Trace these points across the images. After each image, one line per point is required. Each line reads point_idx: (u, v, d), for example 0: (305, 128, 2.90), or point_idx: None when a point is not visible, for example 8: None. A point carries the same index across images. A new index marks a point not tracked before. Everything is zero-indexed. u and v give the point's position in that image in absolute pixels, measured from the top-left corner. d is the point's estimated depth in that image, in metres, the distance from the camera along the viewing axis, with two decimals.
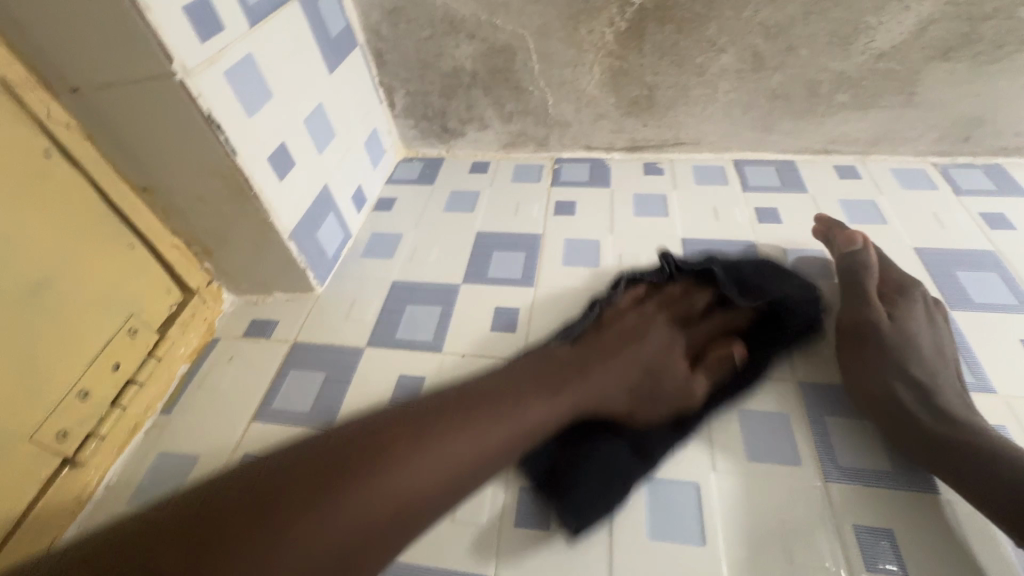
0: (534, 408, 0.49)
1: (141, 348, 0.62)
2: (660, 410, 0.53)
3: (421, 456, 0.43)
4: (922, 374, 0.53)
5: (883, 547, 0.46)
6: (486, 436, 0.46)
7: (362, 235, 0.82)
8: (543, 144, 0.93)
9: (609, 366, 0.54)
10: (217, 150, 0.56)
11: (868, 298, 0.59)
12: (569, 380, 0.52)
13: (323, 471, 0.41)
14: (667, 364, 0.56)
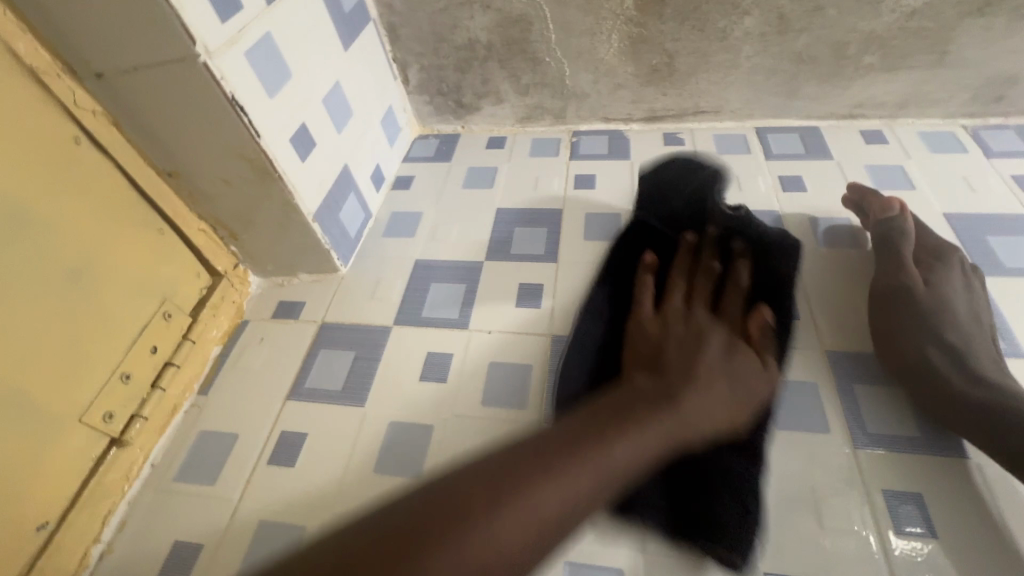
0: (625, 445, 0.38)
1: (176, 331, 0.63)
2: (748, 414, 0.46)
3: (507, 514, 0.32)
4: (958, 340, 0.52)
5: (911, 510, 0.47)
6: (580, 468, 0.36)
7: (382, 214, 0.82)
8: (560, 117, 0.92)
9: (701, 389, 0.45)
10: (241, 133, 0.56)
11: (903, 264, 0.58)
12: (649, 403, 0.43)
13: (409, 526, 0.30)
14: (744, 370, 0.48)
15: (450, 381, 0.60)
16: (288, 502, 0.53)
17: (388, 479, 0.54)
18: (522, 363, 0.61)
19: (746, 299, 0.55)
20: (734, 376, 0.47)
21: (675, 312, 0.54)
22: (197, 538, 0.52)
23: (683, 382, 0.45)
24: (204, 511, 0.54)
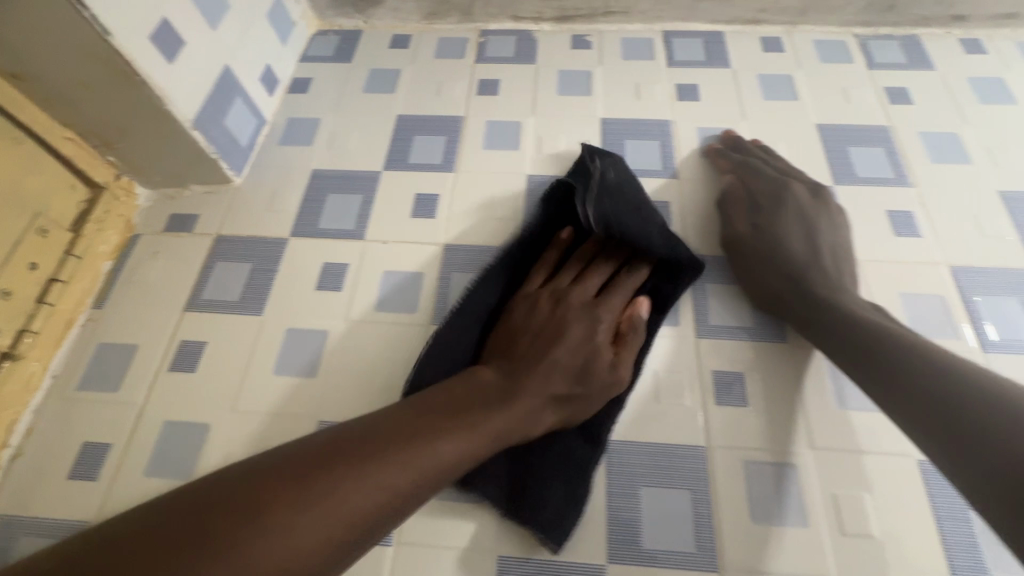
0: (447, 446, 0.42)
1: (57, 246, 0.61)
2: (591, 403, 0.51)
3: (312, 512, 0.36)
4: (796, 267, 0.57)
5: (734, 386, 0.56)
6: (377, 476, 0.39)
7: (277, 120, 0.79)
8: (468, 14, 0.87)
9: (537, 373, 0.49)
10: (86, 30, 0.52)
11: (733, 220, 0.63)
12: (493, 409, 0.46)
13: (225, 521, 0.35)
14: (592, 357, 0.52)
15: (345, 290, 0.63)
16: (190, 404, 0.57)
17: (286, 380, 0.58)
18: (413, 272, 0.64)
19: (610, 276, 0.58)
20: (590, 374, 0.51)
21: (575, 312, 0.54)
22: (105, 438, 0.56)
23: (528, 396, 0.48)
24: (109, 414, 0.57)
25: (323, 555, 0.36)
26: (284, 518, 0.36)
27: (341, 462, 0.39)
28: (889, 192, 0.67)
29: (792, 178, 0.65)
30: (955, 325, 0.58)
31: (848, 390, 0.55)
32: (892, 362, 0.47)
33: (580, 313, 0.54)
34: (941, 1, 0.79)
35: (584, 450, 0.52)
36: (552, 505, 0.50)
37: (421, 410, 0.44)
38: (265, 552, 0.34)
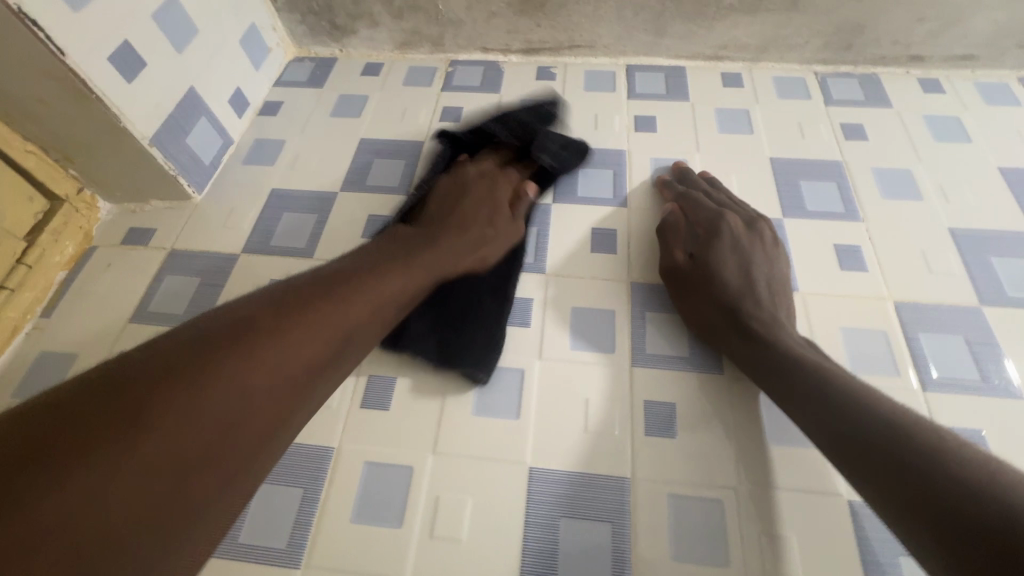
0: (394, 280, 0.50)
1: (9, 255, 0.63)
2: (502, 245, 0.63)
3: (264, 352, 0.39)
4: (728, 300, 0.56)
5: (665, 417, 0.55)
6: (328, 314, 0.44)
7: (245, 140, 0.81)
8: (438, 45, 0.90)
9: (461, 233, 0.60)
10: (41, 51, 0.54)
11: (672, 249, 0.62)
12: (420, 253, 0.55)
13: (96, 425, 0.32)
14: (478, 254, 0.60)
15: None
16: None
17: None
18: None
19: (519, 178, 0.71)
20: (488, 235, 0.62)
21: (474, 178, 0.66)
22: None
23: (442, 241, 0.57)
24: None
25: (205, 450, 0.35)
26: (208, 391, 0.35)
27: (289, 301, 0.43)
28: (837, 226, 0.67)
29: (727, 210, 0.64)
30: (897, 362, 0.57)
31: (781, 425, 0.54)
32: (826, 406, 0.46)
33: (480, 178, 0.67)
34: (898, 42, 0.80)
35: (492, 303, 0.60)
36: (474, 348, 0.57)
37: (363, 264, 0.50)
38: (224, 397, 0.36)
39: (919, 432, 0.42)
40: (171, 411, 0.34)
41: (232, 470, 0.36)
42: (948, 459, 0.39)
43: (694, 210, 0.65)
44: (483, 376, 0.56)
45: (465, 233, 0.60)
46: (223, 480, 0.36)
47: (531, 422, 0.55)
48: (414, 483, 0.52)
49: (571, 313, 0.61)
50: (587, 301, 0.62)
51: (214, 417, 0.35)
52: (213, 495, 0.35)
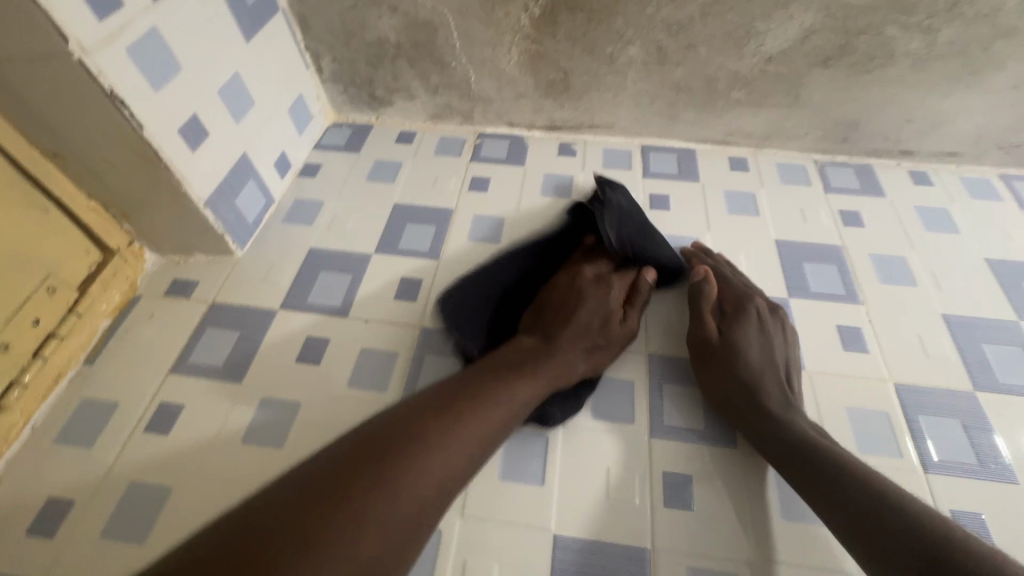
0: (519, 391, 0.54)
1: (62, 304, 0.66)
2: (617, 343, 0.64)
3: (428, 464, 0.45)
4: (748, 377, 0.60)
5: (683, 489, 0.57)
6: (468, 428, 0.49)
7: (285, 200, 0.86)
8: (468, 119, 0.97)
9: (574, 309, 0.64)
10: (122, 123, 0.59)
11: (700, 319, 0.66)
12: (545, 360, 0.58)
13: (328, 496, 0.41)
14: (608, 322, 0.64)
15: (323, 364, 0.67)
16: (159, 467, 0.59)
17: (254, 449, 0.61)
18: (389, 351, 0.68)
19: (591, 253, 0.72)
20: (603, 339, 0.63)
21: (590, 284, 0.67)
22: (71, 494, 0.58)
23: (563, 348, 0.60)
24: (79, 471, 0.59)
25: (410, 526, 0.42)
26: (382, 495, 0.42)
27: (461, 403, 0.50)
28: (839, 308, 0.72)
29: (755, 290, 0.68)
30: (899, 442, 0.60)
31: (794, 501, 0.56)
32: (845, 490, 0.49)
33: (595, 285, 0.67)
34: (889, 138, 0.88)
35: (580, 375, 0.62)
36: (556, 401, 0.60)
37: (501, 367, 0.56)
38: (417, 477, 0.44)
39: (931, 526, 0.44)
40: (381, 504, 0.41)
41: (420, 515, 0.43)
42: (967, 552, 0.41)
43: (723, 287, 0.69)
44: (558, 416, 0.60)
45: (572, 317, 0.63)
46: (396, 520, 0.41)
47: (555, 489, 0.57)
48: (442, 547, 0.54)
49: (593, 382, 0.65)
50: (608, 370, 0.66)
51: (402, 491, 0.42)
52: (368, 536, 0.39)
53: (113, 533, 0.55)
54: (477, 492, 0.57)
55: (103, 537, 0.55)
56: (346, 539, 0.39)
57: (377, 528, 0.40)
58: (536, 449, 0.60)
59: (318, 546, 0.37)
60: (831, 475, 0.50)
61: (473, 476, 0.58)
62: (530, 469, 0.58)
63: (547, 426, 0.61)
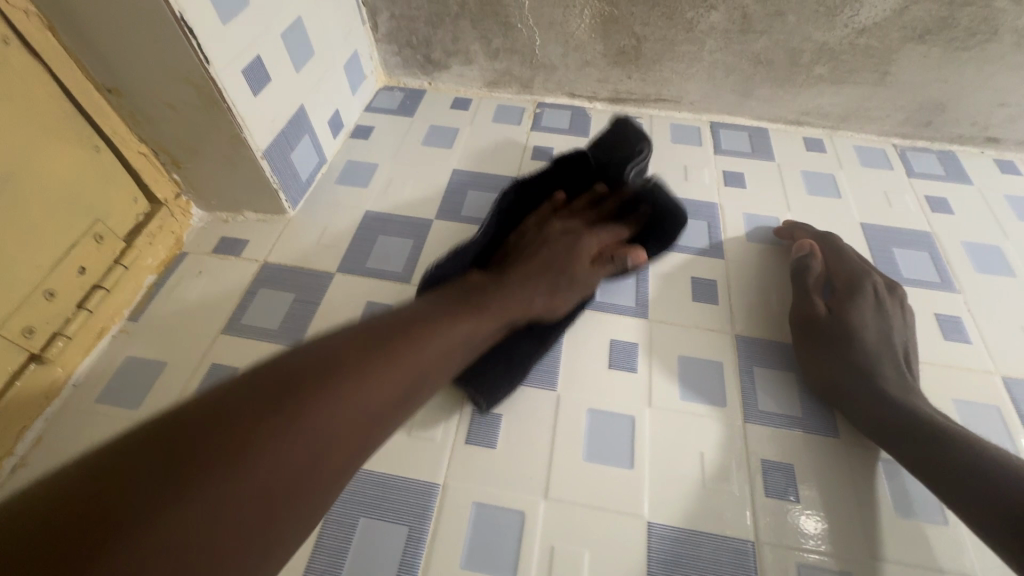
0: (465, 325, 0.44)
1: (108, 254, 0.61)
2: (576, 294, 0.59)
3: (345, 398, 0.32)
4: (863, 358, 0.56)
5: (784, 478, 0.53)
6: (402, 369, 0.37)
7: (337, 161, 0.81)
8: (527, 87, 0.92)
9: (538, 254, 0.58)
10: (190, 57, 0.54)
11: (809, 294, 0.62)
12: (489, 299, 0.49)
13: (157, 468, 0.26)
14: (574, 259, 0.59)
15: None
16: None
17: None
18: None
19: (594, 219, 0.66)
20: (568, 274, 0.58)
21: (556, 232, 0.62)
22: None
23: (521, 282, 0.54)
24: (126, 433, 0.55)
25: (282, 491, 0.28)
26: (247, 451, 0.28)
27: (391, 341, 0.37)
28: (935, 296, 0.68)
29: (869, 268, 0.65)
30: (1014, 438, 0.56)
31: (906, 496, 0.52)
32: (969, 473, 0.44)
33: (563, 233, 0.62)
34: (977, 123, 0.84)
35: (530, 348, 0.58)
36: (493, 377, 0.55)
37: (443, 305, 0.45)
38: (307, 437, 0.30)
39: None
40: (218, 483, 0.26)
41: (316, 468, 0.30)
42: None
43: (833, 264, 0.65)
44: (485, 405, 0.55)
45: (532, 267, 0.56)
46: (296, 466, 0.29)
47: (646, 473, 0.53)
48: (527, 530, 0.49)
49: (678, 362, 0.60)
50: (693, 350, 0.61)
51: (270, 459, 0.28)
52: (213, 518, 0.25)
53: None
54: (560, 473, 0.52)
55: None
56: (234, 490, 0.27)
57: (245, 501, 0.27)
58: (622, 430, 0.55)
59: (114, 555, 0.23)
60: (953, 457, 0.46)
61: (558, 457, 0.53)
62: (619, 451, 0.54)
63: (633, 407, 0.57)
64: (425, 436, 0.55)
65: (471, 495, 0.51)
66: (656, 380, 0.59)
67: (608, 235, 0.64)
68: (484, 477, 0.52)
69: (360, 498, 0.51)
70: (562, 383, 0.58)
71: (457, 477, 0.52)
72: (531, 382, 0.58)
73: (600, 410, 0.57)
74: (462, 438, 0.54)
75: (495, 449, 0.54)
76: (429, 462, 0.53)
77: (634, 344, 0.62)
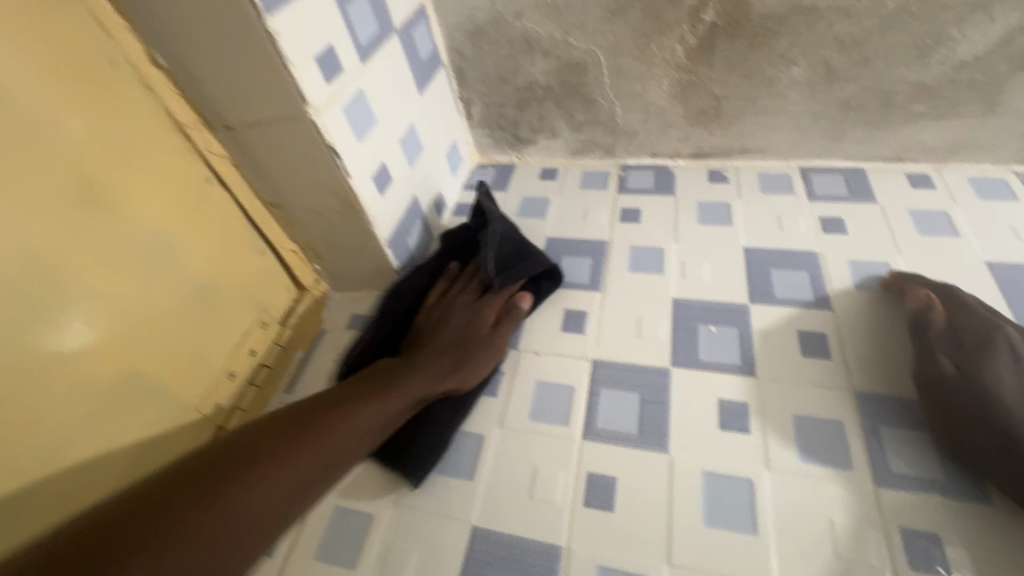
0: (371, 406, 0.56)
1: (270, 336, 0.73)
2: (478, 369, 0.65)
3: (277, 471, 0.46)
4: (1011, 420, 0.51)
5: (930, 548, 0.50)
6: (341, 431, 0.53)
7: (443, 238, 0.91)
8: (610, 152, 0.98)
9: (451, 325, 0.68)
10: (336, 173, 0.65)
11: (932, 352, 0.59)
12: (398, 381, 0.60)
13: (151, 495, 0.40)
14: (469, 334, 0.67)
15: (501, 396, 0.67)
16: (361, 494, 0.62)
17: (447, 480, 0.61)
18: (565, 384, 0.67)
19: (478, 284, 0.74)
20: (466, 347, 0.66)
21: (456, 308, 0.71)
22: None
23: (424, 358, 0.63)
24: None
25: (226, 546, 0.40)
26: (220, 487, 0.42)
27: (324, 416, 0.53)
28: None
29: (1001, 318, 0.59)
30: None
31: None
32: None
33: (462, 307, 0.70)
34: None
35: (445, 415, 0.63)
36: (420, 452, 0.61)
37: (349, 397, 0.57)
38: (247, 500, 0.43)
39: None
40: (191, 521, 0.39)
41: (251, 525, 0.42)
42: None
43: (957, 317, 0.61)
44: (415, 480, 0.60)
45: (438, 357, 0.64)
46: (240, 518, 0.42)
47: (773, 540, 0.52)
48: None
49: (793, 422, 0.59)
50: (810, 409, 0.60)
51: (247, 495, 0.43)
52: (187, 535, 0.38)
53: (325, 556, 0.58)
54: (682, 537, 0.53)
55: (318, 559, 0.58)
56: (200, 521, 0.40)
57: (277, 487, 0.45)
58: (741, 493, 0.55)
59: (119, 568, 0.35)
60: None
61: (676, 521, 0.54)
62: (740, 516, 0.54)
63: (750, 469, 0.57)
64: (545, 498, 0.58)
65: (595, 558, 0.54)
66: (772, 441, 0.58)
67: (499, 297, 0.69)
68: (606, 540, 0.54)
69: (492, 558, 0.55)
70: (674, 446, 0.60)
71: (580, 540, 0.55)
72: (644, 445, 0.60)
73: (716, 472, 0.57)
74: (581, 501, 0.57)
75: (614, 512, 0.56)
76: (551, 524, 0.56)
77: (744, 404, 0.62)
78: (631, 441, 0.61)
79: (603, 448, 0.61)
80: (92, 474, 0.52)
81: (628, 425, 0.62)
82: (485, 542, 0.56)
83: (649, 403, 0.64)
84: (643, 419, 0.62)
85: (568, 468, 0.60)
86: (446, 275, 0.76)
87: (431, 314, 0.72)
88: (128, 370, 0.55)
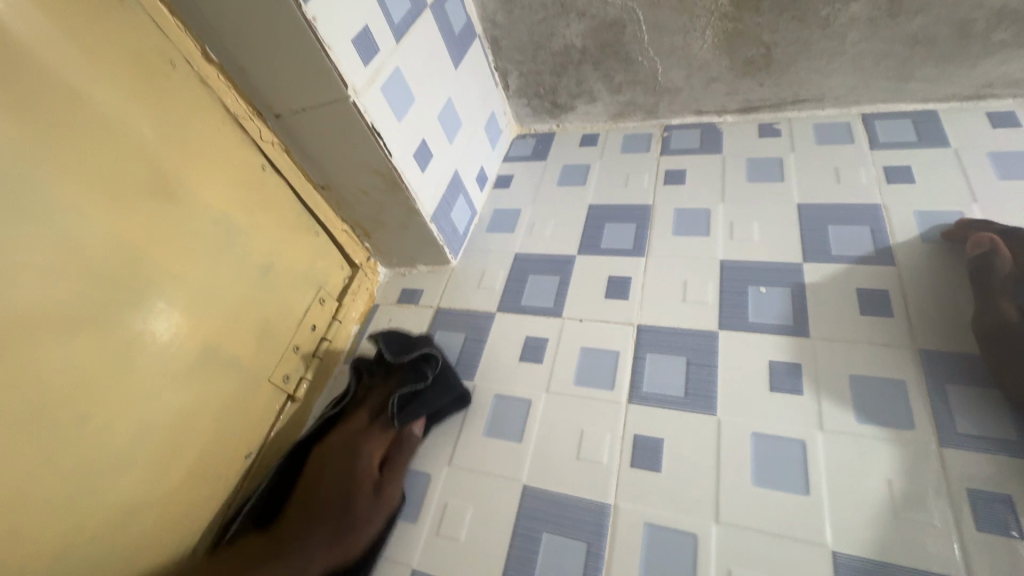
0: (261, 570, 0.54)
1: (328, 312, 0.78)
2: (366, 532, 0.57)
3: None
4: None
5: (1000, 510, 0.48)
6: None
7: (485, 211, 0.92)
8: (652, 113, 0.95)
9: (327, 472, 0.60)
10: (378, 153, 0.67)
11: (997, 301, 0.55)
12: (277, 545, 0.55)
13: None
14: (358, 485, 0.59)
15: (546, 362, 0.69)
16: (418, 456, 0.66)
17: (497, 443, 0.64)
18: (609, 349, 0.68)
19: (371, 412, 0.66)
20: (348, 515, 0.57)
21: (341, 446, 0.63)
22: None
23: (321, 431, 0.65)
24: None
25: None
26: None
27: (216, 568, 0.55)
28: None
29: None
30: None
31: None
32: None
33: (344, 448, 0.62)
34: None
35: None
36: None
37: (247, 551, 0.56)
38: None
39: None
40: None
41: None
42: None
43: None
44: None
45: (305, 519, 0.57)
46: None
47: (825, 500, 0.51)
48: (701, 550, 0.52)
49: (849, 382, 0.58)
50: (869, 369, 0.58)
51: None
52: None
53: None
54: (730, 497, 0.54)
55: None
56: None
57: None
58: (793, 453, 0.55)
59: None
60: None
61: (723, 481, 0.55)
62: (791, 476, 0.53)
63: (801, 430, 0.56)
64: (591, 459, 0.60)
65: (642, 516, 0.55)
66: (826, 402, 0.57)
67: (383, 437, 0.63)
68: (654, 499, 0.56)
69: (542, 514, 0.58)
70: (723, 408, 0.59)
71: (626, 498, 0.56)
72: (690, 407, 0.60)
73: (765, 433, 0.56)
74: (627, 461, 0.59)
75: (660, 472, 0.57)
76: (598, 484, 0.58)
77: (795, 365, 0.60)
78: (677, 404, 0.61)
79: (649, 411, 0.61)
80: (191, 440, 0.59)
81: (674, 388, 0.62)
82: (535, 500, 0.59)
83: (695, 365, 0.63)
84: (689, 381, 0.62)
85: (615, 430, 0.61)
86: (372, 402, 0.67)
87: (325, 450, 0.63)
88: (207, 344, 0.61)
